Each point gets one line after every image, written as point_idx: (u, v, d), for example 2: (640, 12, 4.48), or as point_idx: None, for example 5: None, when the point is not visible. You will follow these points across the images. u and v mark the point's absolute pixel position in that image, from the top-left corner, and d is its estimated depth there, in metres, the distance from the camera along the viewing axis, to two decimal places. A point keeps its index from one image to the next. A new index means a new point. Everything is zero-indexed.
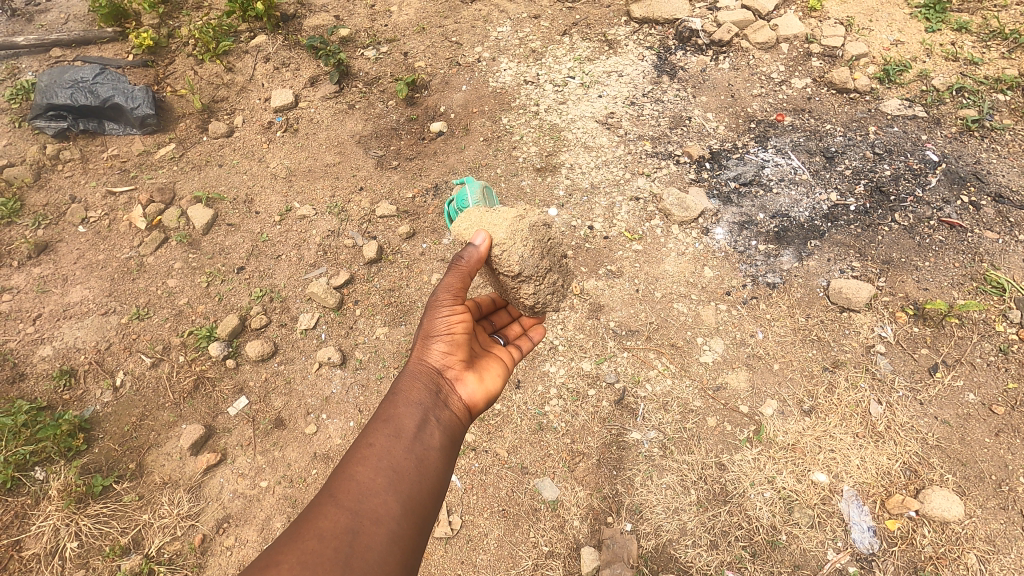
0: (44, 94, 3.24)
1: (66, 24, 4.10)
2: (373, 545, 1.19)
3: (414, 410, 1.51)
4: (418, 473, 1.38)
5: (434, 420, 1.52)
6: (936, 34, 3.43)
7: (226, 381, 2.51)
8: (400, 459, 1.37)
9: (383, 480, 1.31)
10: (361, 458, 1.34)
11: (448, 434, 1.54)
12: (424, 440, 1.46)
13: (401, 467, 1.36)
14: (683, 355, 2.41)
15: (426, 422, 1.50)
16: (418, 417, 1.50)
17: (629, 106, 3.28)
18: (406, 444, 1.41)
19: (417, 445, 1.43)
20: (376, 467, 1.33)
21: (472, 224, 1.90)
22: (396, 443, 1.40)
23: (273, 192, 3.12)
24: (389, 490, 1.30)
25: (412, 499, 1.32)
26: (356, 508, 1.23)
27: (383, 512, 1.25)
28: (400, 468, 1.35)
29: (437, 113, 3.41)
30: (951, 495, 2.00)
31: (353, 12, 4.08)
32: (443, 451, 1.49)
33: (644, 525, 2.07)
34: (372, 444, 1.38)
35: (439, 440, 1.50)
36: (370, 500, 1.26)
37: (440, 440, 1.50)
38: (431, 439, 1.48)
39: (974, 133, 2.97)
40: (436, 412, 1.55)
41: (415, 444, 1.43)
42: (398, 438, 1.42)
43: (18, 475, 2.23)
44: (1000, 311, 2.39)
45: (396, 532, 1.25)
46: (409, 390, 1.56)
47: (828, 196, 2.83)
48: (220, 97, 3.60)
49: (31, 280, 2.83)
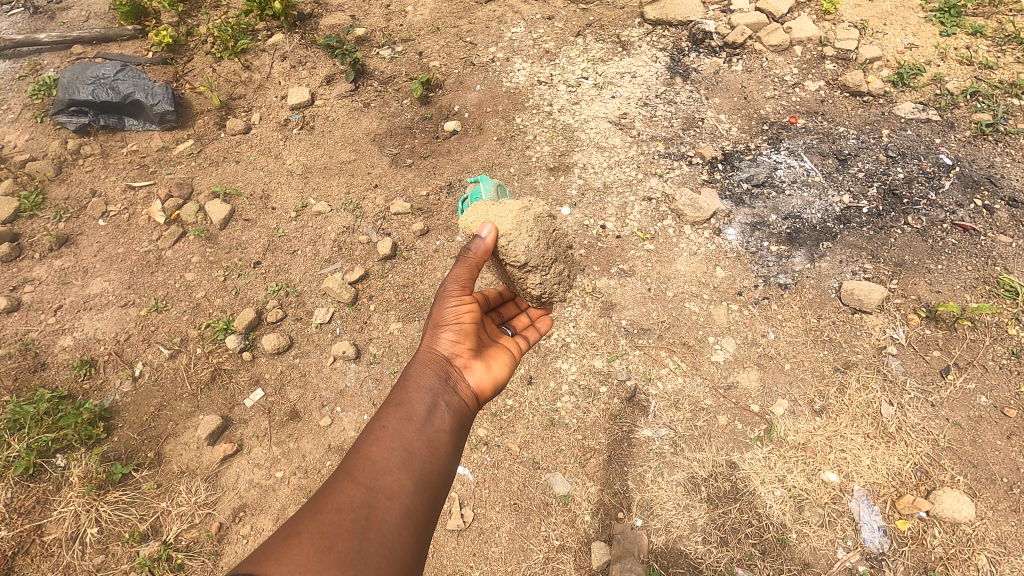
0: (67, 90, 3.33)
1: (86, 22, 4.18)
2: (388, 519, 1.22)
3: (424, 394, 1.53)
4: (429, 453, 1.40)
5: (444, 404, 1.54)
6: (951, 38, 3.44)
7: (243, 373, 2.55)
8: (412, 440, 1.40)
9: (396, 459, 1.33)
10: (375, 439, 1.37)
11: (458, 419, 1.57)
12: (435, 423, 1.48)
13: (413, 447, 1.38)
14: (694, 354, 2.43)
15: (436, 406, 1.52)
16: (428, 400, 1.52)
17: (642, 107, 3.31)
18: (417, 426, 1.44)
19: (428, 428, 1.45)
20: (389, 447, 1.35)
21: (479, 216, 1.94)
22: (408, 425, 1.43)
23: (289, 189, 3.16)
24: (402, 468, 1.32)
25: (423, 477, 1.35)
26: (371, 484, 1.26)
27: (396, 488, 1.28)
28: (413, 449, 1.38)
29: (452, 113, 3.45)
30: (962, 496, 2.01)
31: (369, 12, 4.12)
32: (453, 435, 1.50)
33: (655, 521, 2.08)
34: (386, 426, 1.41)
35: (449, 423, 1.52)
36: (384, 477, 1.28)
37: (450, 423, 1.52)
38: (442, 422, 1.50)
39: (988, 137, 2.97)
40: (446, 397, 1.57)
41: (426, 426, 1.45)
42: (410, 420, 1.44)
43: (40, 462, 2.28)
44: (1014, 315, 2.39)
45: (409, 507, 1.27)
46: (420, 376, 1.59)
47: (840, 198, 2.83)
48: (237, 94, 3.65)
49: (52, 271, 2.89)
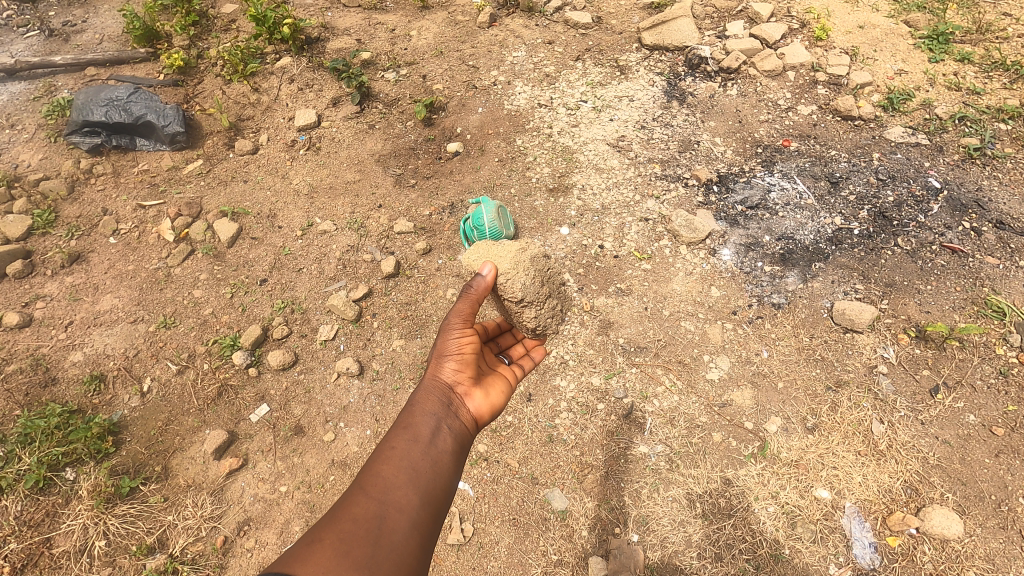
0: (81, 111, 3.43)
1: (100, 44, 4.31)
2: (397, 529, 1.27)
3: (429, 418, 1.59)
4: (434, 472, 1.46)
5: (447, 428, 1.60)
6: (939, 64, 3.54)
7: (249, 389, 2.61)
8: (419, 459, 1.46)
9: (404, 475, 1.39)
10: (385, 457, 1.43)
11: (460, 442, 1.62)
12: (439, 444, 1.54)
13: (419, 465, 1.44)
14: (690, 371, 2.49)
15: (440, 429, 1.58)
16: (433, 424, 1.58)
17: (639, 130, 3.40)
18: (423, 447, 1.50)
19: (433, 448, 1.51)
20: (398, 465, 1.41)
21: (481, 256, 2.06)
22: (415, 445, 1.49)
23: (295, 208, 3.24)
24: (410, 484, 1.38)
25: (429, 493, 1.40)
26: (382, 498, 1.32)
27: (405, 502, 1.34)
28: (419, 467, 1.44)
29: (454, 134, 3.55)
30: (950, 513, 2.05)
31: (374, 36, 4.24)
32: (455, 457, 1.56)
33: (650, 537, 2.13)
34: (395, 446, 1.47)
35: (452, 445, 1.58)
36: (394, 491, 1.34)
37: (452, 446, 1.58)
38: (445, 444, 1.55)
39: (976, 161, 3.05)
40: (448, 421, 1.63)
41: (431, 448, 1.51)
42: (416, 442, 1.50)
43: (50, 475, 2.33)
44: (1000, 335, 2.45)
45: (416, 520, 1.33)
46: (425, 401, 1.65)
47: (832, 220, 2.91)
48: (246, 115, 3.75)
49: (64, 288, 2.97)
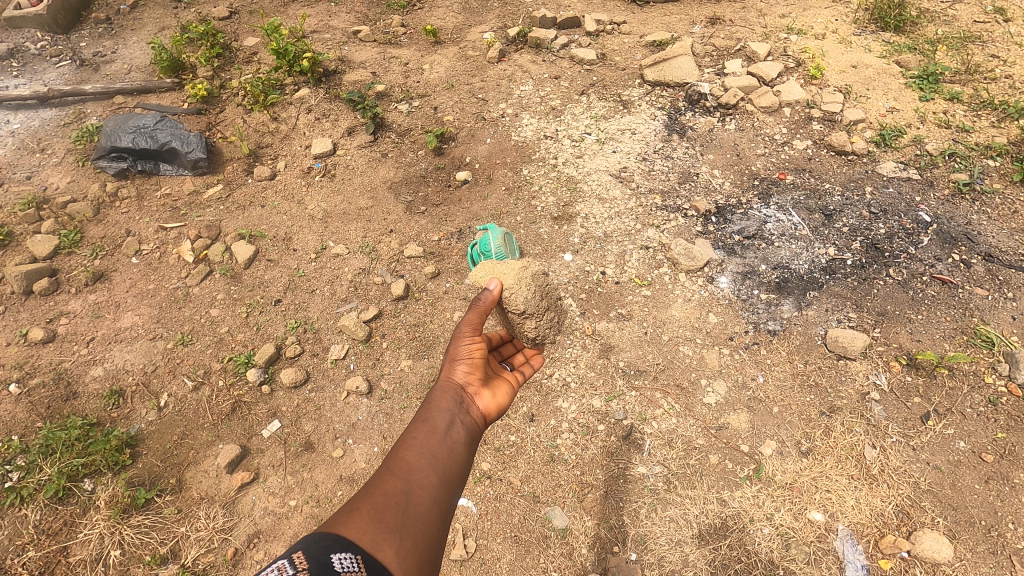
0: (110, 137, 3.61)
1: (128, 74, 4.53)
2: (421, 503, 1.37)
3: (445, 413, 1.68)
4: (451, 458, 1.55)
5: (460, 422, 1.69)
6: (930, 103, 3.69)
7: (261, 405, 2.71)
8: (437, 446, 1.55)
9: (425, 459, 1.49)
10: (407, 444, 1.53)
11: (471, 436, 1.70)
12: (454, 435, 1.62)
13: (438, 452, 1.53)
14: (688, 395, 2.57)
15: (454, 422, 1.67)
16: (447, 417, 1.67)
17: (641, 162, 3.54)
18: (440, 437, 1.59)
19: (448, 438, 1.60)
20: (420, 451, 1.51)
21: (487, 272, 2.22)
22: (433, 435, 1.58)
23: (310, 232, 3.38)
24: (430, 467, 1.47)
25: (446, 475, 1.49)
26: (407, 477, 1.41)
27: (426, 481, 1.43)
28: (437, 453, 1.53)
29: (463, 163, 3.71)
30: (941, 537, 2.11)
31: (389, 69, 4.45)
32: (467, 448, 1.64)
33: (648, 556, 2.19)
34: (415, 435, 1.56)
35: (465, 438, 1.66)
36: (417, 473, 1.44)
37: (466, 438, 1.66)
38: (459, 435, 1.64)
39: (965, 196, 3.17)
40: (461, 416, 1.71)
41: (447, 438, 1.60)
42: (434, 432, 1.59)
43: (69, 486, 2.41)
44: (989, 364, 2.53)
45: (436, 497, 1.42)
46: (440, 398, 1.74)
47: (826, 251, 3.02)
48: (265, 143, 3.93)
49: (87, 305, 3.09)
